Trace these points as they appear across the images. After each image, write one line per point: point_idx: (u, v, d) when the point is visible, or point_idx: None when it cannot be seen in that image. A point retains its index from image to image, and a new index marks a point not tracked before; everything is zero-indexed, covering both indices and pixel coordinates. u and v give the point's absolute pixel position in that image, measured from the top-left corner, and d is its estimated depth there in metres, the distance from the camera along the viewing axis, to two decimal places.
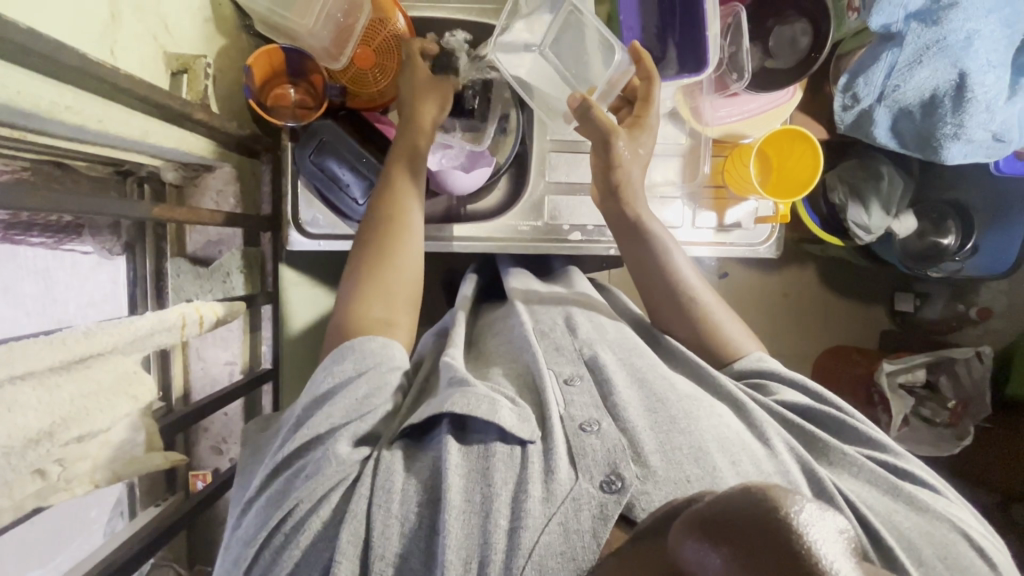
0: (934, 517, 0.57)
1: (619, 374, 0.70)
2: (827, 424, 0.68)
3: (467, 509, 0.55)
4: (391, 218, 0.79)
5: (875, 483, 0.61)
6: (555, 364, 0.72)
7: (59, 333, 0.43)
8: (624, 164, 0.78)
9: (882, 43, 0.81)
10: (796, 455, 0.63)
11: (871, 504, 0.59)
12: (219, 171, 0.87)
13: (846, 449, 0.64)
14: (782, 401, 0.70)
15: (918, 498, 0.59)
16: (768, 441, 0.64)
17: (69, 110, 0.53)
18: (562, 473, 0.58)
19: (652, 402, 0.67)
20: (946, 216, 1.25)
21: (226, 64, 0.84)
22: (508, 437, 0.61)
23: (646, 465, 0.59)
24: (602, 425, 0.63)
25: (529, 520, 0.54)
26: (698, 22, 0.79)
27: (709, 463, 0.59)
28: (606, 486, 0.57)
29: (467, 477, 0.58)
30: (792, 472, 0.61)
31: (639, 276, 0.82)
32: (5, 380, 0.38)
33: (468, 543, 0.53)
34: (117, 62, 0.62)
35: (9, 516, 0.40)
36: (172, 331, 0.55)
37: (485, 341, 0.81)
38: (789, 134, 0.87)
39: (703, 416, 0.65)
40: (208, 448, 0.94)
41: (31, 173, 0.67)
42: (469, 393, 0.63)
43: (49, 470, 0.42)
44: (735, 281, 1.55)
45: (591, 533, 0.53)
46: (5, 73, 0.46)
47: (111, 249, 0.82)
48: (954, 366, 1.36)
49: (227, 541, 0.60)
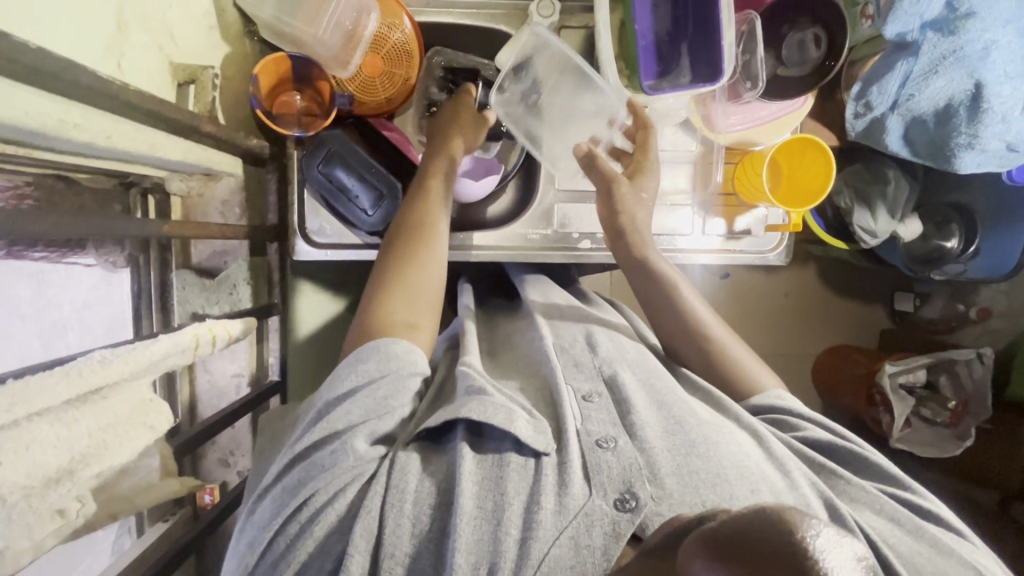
0: (959, 562, 0.56)
1: (639, 396, 0.70)
2: (848, 460, 0.69)
3: (479, 515, 0.55)
4: (422, 241, 0.78)
5: (897, 523, 0.61)
6: (573, 380, 0.71)
7: (73, 362, 0.41)
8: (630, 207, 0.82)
9: (897, 51, 0.81)
10: (817, 490, 0.62)
11: (894, 544, 0.58)
12: (224, 181, 0.85)
13: (868, 488, 0.64)
14: (803, 437, 0.70)
15: (942, 541, 0.59)
16: (788, 472, 0.63)
17: (75, 128, 0.51)
18: (575, 488, 0.57)
19: (671, 426, 0.66)
20: (950, 220, 1.25)
21: (231, 71, 0.82)
22: (523, 448, 0.60)
23: (662, 486, 0.59)
24: (618, 443, 0.62)
25: (541, 531, 0.53)
26: (713, 30, 0.78)
27: (727, 490, 0.59)
28: (620, 505, 0.56)
29: (480, 484, 0.57)
30: (810, 503, 0.60)
31: (657, 316, 0.83)
32: (20, 419, 0.36)
33: (479, 548, 0.53)
34: (124, 76, 0.60)
35: (27, 558, 0.39)
36: (185, 353, 0.53)
37: (498, 353, 0.81)
38: (801, 141, 0.88)
39: (722, 442, 0.64)
40: (215, 461, 0.92)
41: (34, 187, 0.65)
42: (487, 401, 0.62)
43: (69, 509, 0.41)
44: (738, 283, 1.55)
45: (603, 550, 0.53)
46: (17, 93, 0.45)
47: (115, 262, 0.80)
48: (953, 366, 1.36)
49: (242, 525, 0.61)
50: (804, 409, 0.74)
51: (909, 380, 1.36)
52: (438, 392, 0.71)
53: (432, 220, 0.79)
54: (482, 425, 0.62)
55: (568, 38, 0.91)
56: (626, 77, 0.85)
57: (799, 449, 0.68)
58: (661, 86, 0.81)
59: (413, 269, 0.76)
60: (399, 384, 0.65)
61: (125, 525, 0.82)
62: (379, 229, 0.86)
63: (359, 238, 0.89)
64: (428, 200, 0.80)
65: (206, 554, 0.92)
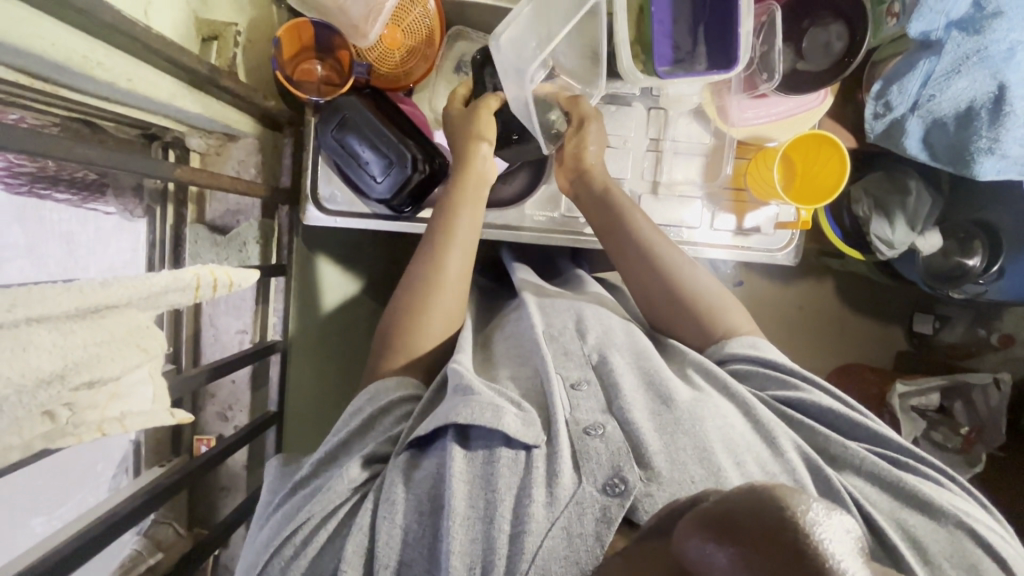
0: (939, 515, 0.59)
1: (628, 378, 0.70)
2: (838, 424, 0.68)
3: (470, 516, 0.56)
4: (416, 313, 0.78)
5: (877, 481, 0.63)
6: (563, 369, 0.70)
7: (76, 282, 0.43)
8: (596, 173, 0.87)
9: (919, 50, 0.80)
10: (801, 453, 0.64)
11: (876, 503, 0.62)
12: (242, 141, 0.88)
13: (847, 444, 0.65)
14: (783, 396, 0.70)
15: (924, 495, 0.61)
16: (774, 440, 0.65)
17: (99, 67, 0.54)
18: (565, 477, 0.58)
19: (659, 406, 0.66)
20: (973, 237, 1.21)
21: (255, 34, 0.85)
22: (513, 442, 0.61)
23: (651, 468, 0.59)
24: (606, 429, 0.62)
25: (533, 524, 0.54)
26: (732, 16, 0.78)
27: (715, 465, 0.60)
28: (609, 490, 0.57)
29: (472, 483, 0.58)
30: (799, 472, 0.62)
31: (639, 285, 0.84)
32: (22, 322, 0.38)
33: (474, 548, 0.54)
34: (150, 23, 0.63)
35: (17, 455, 0.40)
36: (184, 291, 0.53)
37: (493, 343, 0.82)
38: (796, 142, 0.87)
39: (708, 417, 0.65)
40: (214, 414, 0.95)
41: (60, 129, 0.68)
42: (472, 401, 0.62)
43: (58, 413, 0.42)
44: (751, 290, 1.53)
45: (595, 536, 0.54)
46: (30, 19, 0.47)
47: (132, 211, 0.84)
48: (970, 392, 1.32)
49: (247, 549, 0.64)
50: (784, 360, 0.73)
51: (922, 404, 1.32)
52: (437, 391, 0.70)
53: (431, 308, 0.79)
54: (467, 428, 0.62)
55: None
56: (641, 64, 0.83)
57: (782, 411, 0.70)
58: (675, 71, 0.80)
59: (415, 337, 0.77)
60: (374, 419, 0.68)
61: (124, 464, 0.85)
62: (387, 198, 0.87)
63: (369, 207, 0.91)
64: (440, 253, 0.81)
65: (197, 502, 0.95)
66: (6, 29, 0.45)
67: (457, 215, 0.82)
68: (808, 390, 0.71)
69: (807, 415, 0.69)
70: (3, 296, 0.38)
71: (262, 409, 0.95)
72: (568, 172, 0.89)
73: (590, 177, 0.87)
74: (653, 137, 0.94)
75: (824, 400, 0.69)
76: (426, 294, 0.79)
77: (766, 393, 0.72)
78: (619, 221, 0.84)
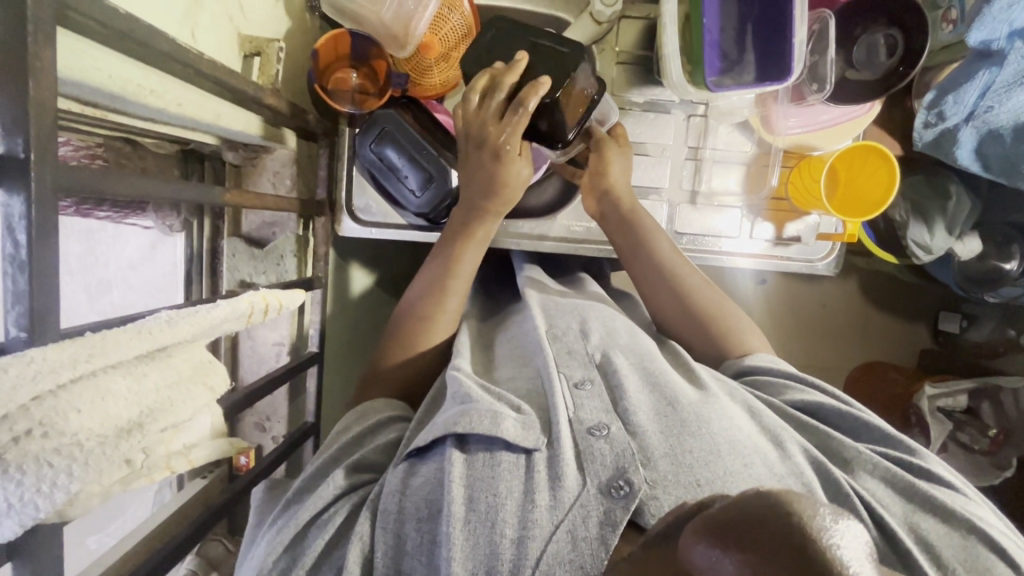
0: (951, 518, 0.55)
1: (632, 379, 0.67)
2: (845, 426, 0.66)
3: (472, 520, 0.52)
4: (413, 340, 0.77)
5: (891, 483, 0.59)
6: (565, 368, 0.67)
7: (142, 320, 0.43)
8: (624, 193, 0.86)
9: (978, 60, 0.80)
10: (809, 457, 0.60)
11: (888, 505, 0.57)
12: (277, 153, 0.86)
13: (859, 448, 0.61)
14: (798, 402, 0.68)
15: (936, 499, 0.56)
16: (781, 442, 0.61)
17: (151, 94, 0.54)
18: (569, 480, 0.54)
19: (665, 407, 0.63)
20: (1012, 240, 1.16)
21: (294, 46, 0.84)
22: (513, 446, 0.57)
23: (655, 469, 0.55)
24: (611, 430, 0.59)
25: (537, 529, 0.51)
26: (784, 27, 0.77)
27: (721, 468, 0.56)
28: (613, 492, 0.53)
29: (471, 487, 0.54)
30: (807, 476, 0.57)
31: (657, 308, 0.83)
32: (98, 369, 0.38)
33: (476, 553, 0.50)
34: (197, 44, 0.62)
35: (97, 501, 0.40)
36: (239, 320, 0.52)
37: (496, 345, 0.79)
38: (878, 155, 0.84)
39: (715, 419, 0.61)
40: (254, 424, 0.96)
41: (105, 149, 0.69)
42: (470, 409, 0.59)
43: (136, 459, 0.40)
44: (777, 292, 1.50)
45: (600, 540, 0.50)
46: (90, 52, 0.46)
47: (171, 225, 0.86)
48: (999, 394, 1.25)
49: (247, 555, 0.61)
50: (786, 370, 0.73)
51: (949, 405, 1.28)
52: (433, 402, 0.69)
53: (430, 337, 0.78)
54: (465, 433, 0.59)
55: (629, 26, 0.92)
56: (687, 74, 0.81)
57: (789, 414, 0.67)
58: (724, 81, 0.78)
59: (408, 355, 0.77)
60: (377, 425, 0.68)
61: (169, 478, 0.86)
62: (425, 212, 0.87)
63: (404, 218, 0.92)
64: (439, 295, 0.79)
65: (237, 518, 0.97)
66: (69, 64, 0.44)
67: (462, 254, 0.80)
68: (814, 393, 0.69)
69: (823, 421, 0.67)
70: (81, 346, 0.37)
71: (300, 419, 0.96)
72: (593, 193, 0.88)
73: (618, 196, 0.86)
74: (693, 145, 0.93)
75: (830, 402, 0.67)
76: (426, 328, 0.78)
77: (782, 398, 0.69)
78: (639, 238, 0.84)
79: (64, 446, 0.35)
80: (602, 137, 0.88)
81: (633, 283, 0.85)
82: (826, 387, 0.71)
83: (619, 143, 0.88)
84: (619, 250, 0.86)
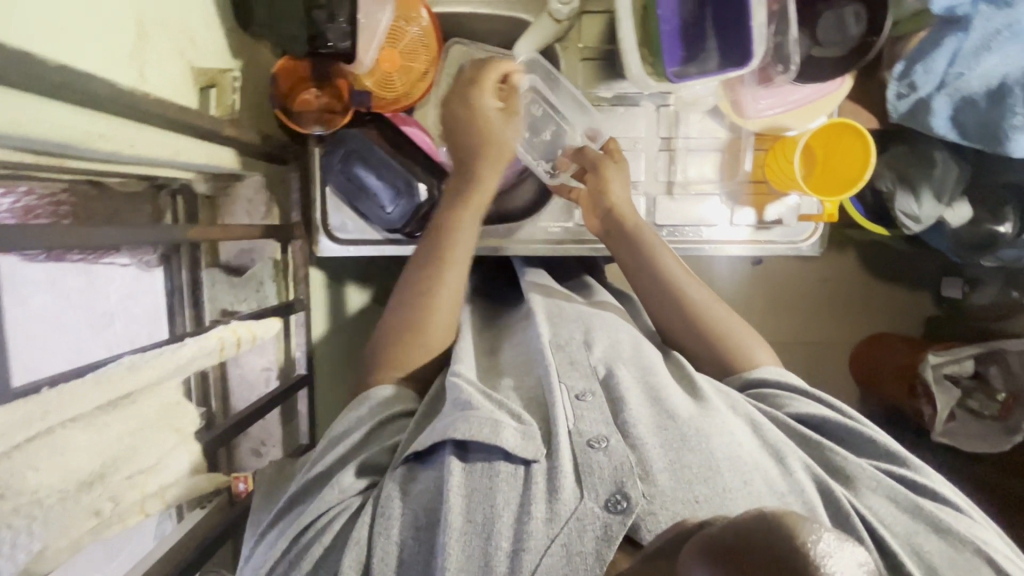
0: (955, 540, 0.55)
1: (634, 393, 0.65)
2: (845, 438, 0.65)
3: (468, 531, 0.52)
4: (417, 330, 0.73)
5: (895, 501, 0.58)
6: (567, 378, 0.65)
7: (103, 367, 0.43)
8: (618, 200, 0.84)
9: (944, 25, 0.81)
10: (813, 476, 0.59)
11: (891, 525, 0.57)
12: (249, 180, 0.86)
13: (860, 466, 0.61)
14: (803, 415, 0.66)
15: (942, 521, 0.56)
16: (783, 459, 0.60)
17: (101, 139, 0.53)
18: (566, 493, 0.54)
19: (664, 419, 0.62)
20: (1004, 203, 1.14)
21: (252, 73, 0.84)
22: (512, 457, 0.57)
23: (654, 484, 0.55)
24: (611, 442, 0.57)
25: (531, 542, 0.51)
26: (743, 11, 0.75)
27: (720, 483, 0.56)
28: (611, 506, 0.53)
29: (469, 497, 0.54)
30: (809, 495, 0.57)
31: (669, 325, 0.80)
32: (56, 425, 0.38)
33: (470, 565, 0.50)
34: (146, 85, 0.61)
35: (68, 553, 0.40)
36: (208, 356, 0.53)
37: (500, 350, 0.76)
38: (848, 128, 0.83)
39: (715, 434, 0.60)
40: (249, 450, 0.94)
41: (70, 193, 0.67)
42: (472, 416, 0.58)
43: (103, 508, 0.41)
44: (772, 272, 1.48)
45: (595, 554, 0.50)
46: (31, 103, 0.45)
47: (147, 261, 0.81)
48: (1005, 357, 1.23)
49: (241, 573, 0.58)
50: (796, 383, 0.71)
51: (955, 372, 1.26)
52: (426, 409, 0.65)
53: (432, 325, 0.73)
54: (465, 440, 0.58)
55: (590, 22, 0.91)
56: (650, 65, 0.80)
57: (794, 430, 0.65)
58: (688, 71, 0.78)
59: (409, 353, 0.72)
60: (378, 428, 0.64)
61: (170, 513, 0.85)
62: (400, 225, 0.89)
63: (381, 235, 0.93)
64: (436, 266, 0.75)
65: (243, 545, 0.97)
66: (17, 120, 0.44)
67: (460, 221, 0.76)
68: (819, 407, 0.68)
69: (824, 433, 0.66)
70: (35, 404, 0.37)
71: (295, 441, 0.98)
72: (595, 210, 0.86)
73: (620, 212, 0.84)
74: (665, 136, 0.92)
75: (832, 414, 0.66)
76: (427, 309, 0.73)
77: (784, 410, 0.67)
78: (641, 248, 0.82)
79: (24, 506, 0.35)
80: (597, 155, 0.88)
81: (640, 298, 0.82)
82: (830, 399, 0.69)
83: (614, 155, 0.88)
84: (625, 267, 0.83)
